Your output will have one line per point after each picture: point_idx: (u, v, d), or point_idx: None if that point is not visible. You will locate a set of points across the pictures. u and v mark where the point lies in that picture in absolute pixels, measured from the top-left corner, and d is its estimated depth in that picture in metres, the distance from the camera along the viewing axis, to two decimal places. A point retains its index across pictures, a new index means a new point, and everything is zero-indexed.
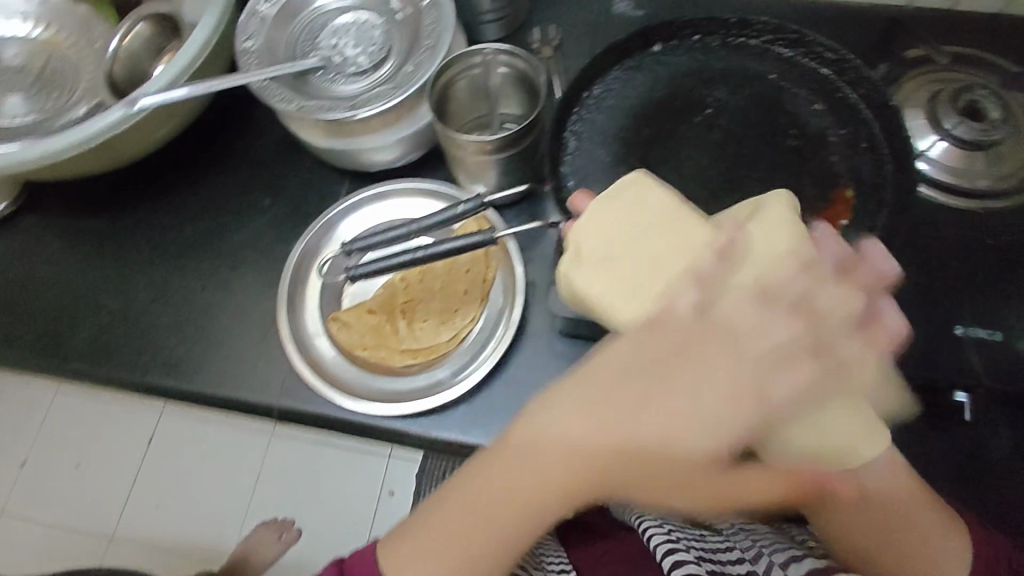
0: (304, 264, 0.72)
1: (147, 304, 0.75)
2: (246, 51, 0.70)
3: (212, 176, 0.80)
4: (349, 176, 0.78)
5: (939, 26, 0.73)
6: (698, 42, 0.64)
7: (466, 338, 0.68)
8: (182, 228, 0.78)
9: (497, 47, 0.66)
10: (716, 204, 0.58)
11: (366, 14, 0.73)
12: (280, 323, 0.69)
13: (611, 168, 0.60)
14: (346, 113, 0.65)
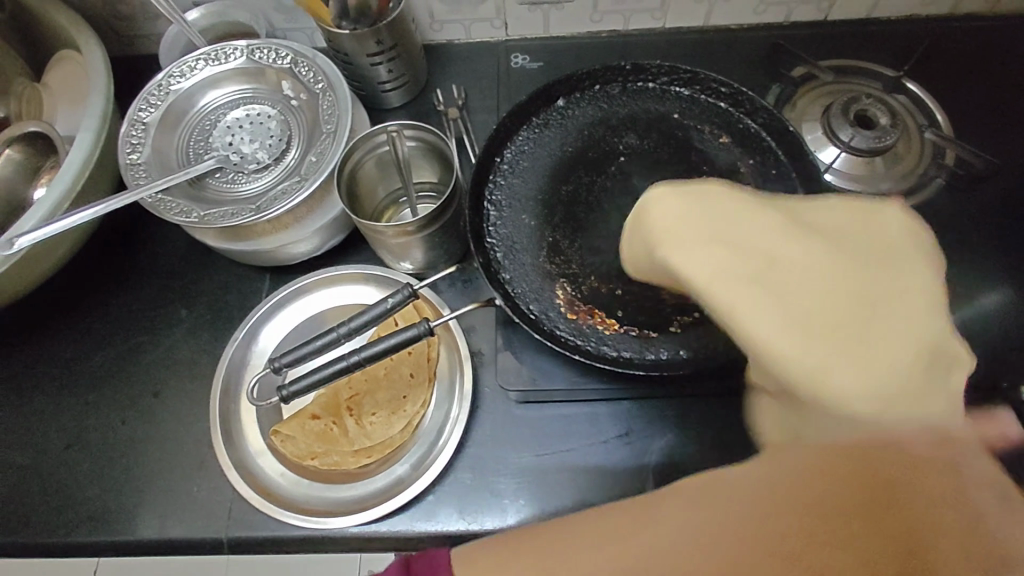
0: (234, 375, 0.67)
1: (61, 451, 0.68)
2: (132, 164, 0.64)
3: (116, 295, 0.74)
4: (269, 272, 0.74)
5: (816, 39, 0.79)
6: (599, 91, 0.64)
7: (421, 424, 0.65)
8: (91, 359, 0.72)
9: (402, 124, 0.64)
10: None
11: (258, 105, 0.70)
12: (217, 448, 0.64)
13: (536, 233, 0.59)
14: (251, 217, 0.62)
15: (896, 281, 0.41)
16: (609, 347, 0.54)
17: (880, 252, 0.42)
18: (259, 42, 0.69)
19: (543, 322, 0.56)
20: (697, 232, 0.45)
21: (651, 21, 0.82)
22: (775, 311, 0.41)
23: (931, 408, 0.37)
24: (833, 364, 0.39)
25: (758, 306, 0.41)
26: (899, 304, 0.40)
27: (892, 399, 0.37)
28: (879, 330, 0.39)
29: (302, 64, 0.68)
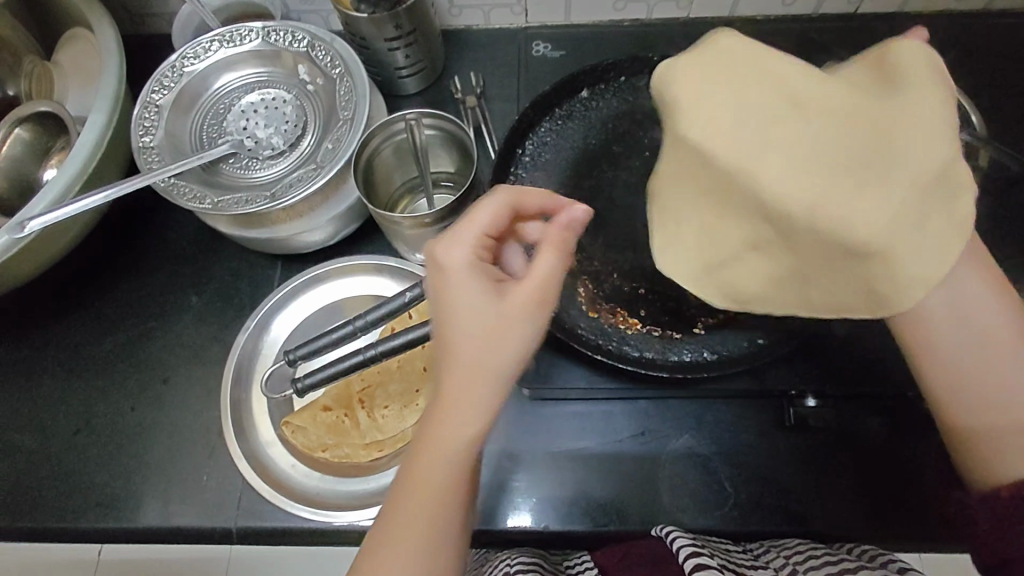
0: (245, 365, 0.66)
1: (69, 436, 0.67)
2: (145, 147, 0.63)
3: (126, 280, 0.73)
4: (280, 261, 0.73)
5: (847, 31, 0.77)
6: (624, 83, 0.62)
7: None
8: (101, 342, 0.71)
9: (421, 112, 0.62)
10: None
11: (273, 89, 0.68)
12: (227, 439, 0.63)
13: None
14: (267, 204, 0.60)
15: (921, 141, 0.39)
16: (630, 346, 0.53)
17: (893, 82, 0.41)
18: (275, 24, 0.68)
19: (563, 320, 0.54)
20: (744, 99, 0.42)
21: (675, 10, 0.80)
22: (788, 154, 0.40)
23: (926, 232, 0.40)
24: (846, 194, 0.39)
25: (770, 150, 0.41)
26: (914, 129, 0.39)
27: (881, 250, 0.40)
28: (900, 164, 0.39)
29: (319, 47, 0.66)
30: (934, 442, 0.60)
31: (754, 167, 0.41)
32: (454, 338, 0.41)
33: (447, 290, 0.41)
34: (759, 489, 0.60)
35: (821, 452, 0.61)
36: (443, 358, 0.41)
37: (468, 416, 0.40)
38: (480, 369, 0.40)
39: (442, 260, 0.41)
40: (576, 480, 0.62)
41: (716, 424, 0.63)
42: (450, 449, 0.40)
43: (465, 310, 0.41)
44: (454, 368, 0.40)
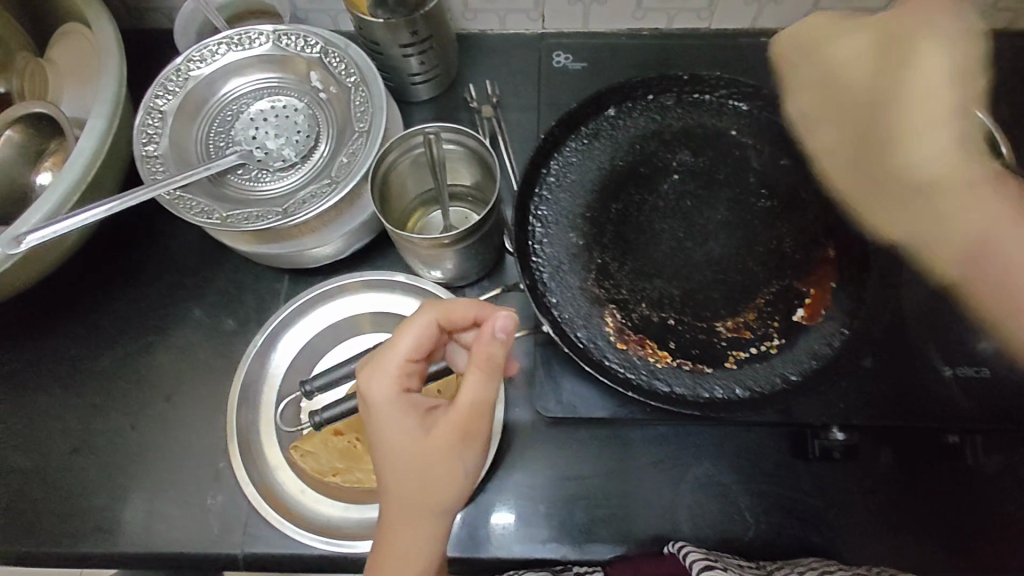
0: (251, 385, 0.64)
1: (66, 455, 0.65)
2: (149, 156, 0.59)
3: (125, 290, 0.70)
4: (287, 273, 0.70)
5: None
6: (652, 100, 0.61)
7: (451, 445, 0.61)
8: (99, 355, 0.68)
9: (441, 126, 0.59)
10: (700, 281, 0.55)
11: (283, 97, 0.65)
12: (234, 464, 0.60)
13: (583, 255, 0.56)
14: (278, 220, 0.57)
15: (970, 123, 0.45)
16: (660, 381, 0.52)
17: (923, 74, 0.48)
18: (286, 27, 0.64)
19: (591, 351, 0.53)
20: (915, 105, 0.47)
21: (696, 20, 0.78)
22: (934, 142, 0.46)
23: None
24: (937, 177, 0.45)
25: (925, 134, 0.47)
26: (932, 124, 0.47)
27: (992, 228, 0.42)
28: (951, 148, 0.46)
29: (333, 54, 0.63)
30: (956, 473, 0.59)
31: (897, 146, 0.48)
32: (390, 461, 0.45)
33: (376, 416, 0.46)
34: (781, 520, 0.59)
35: (843, 482, 0.60)
36: (386, 484, 0.46)
37: (417, 526, 0.45)
38: (416, 493, 0.45)
39: (369, 392, 0.46)
40: (595, 507, 0.60)
41: (737, 452, 0.61)
42: (411, 556, 0.45)
43: (400, 434, 0.45)
44: (389, 494, 0.46)
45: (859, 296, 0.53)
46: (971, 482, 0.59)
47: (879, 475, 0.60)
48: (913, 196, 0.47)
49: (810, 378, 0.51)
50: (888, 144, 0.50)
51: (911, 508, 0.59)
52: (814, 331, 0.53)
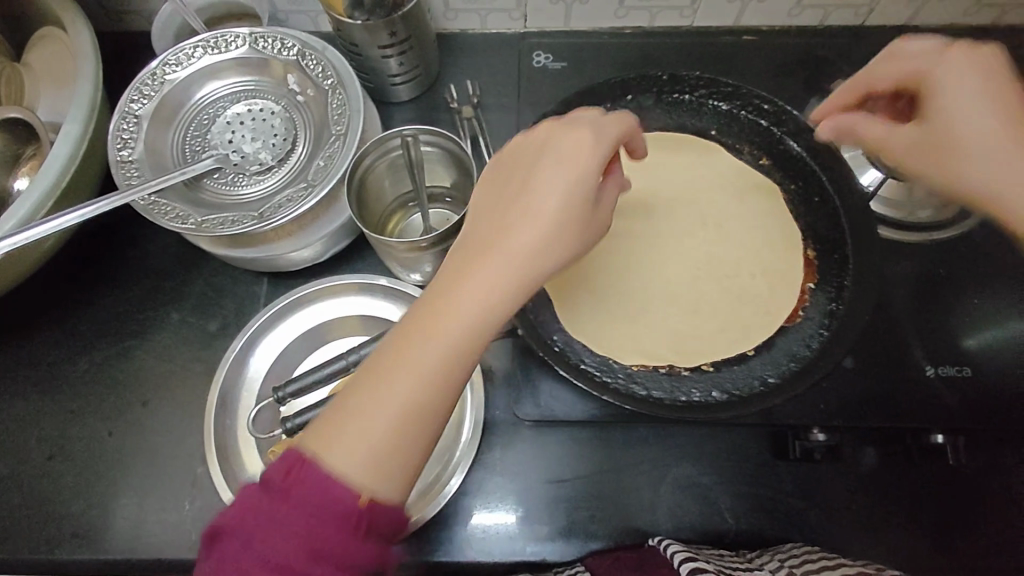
0: (229, 390, 0.63)
1: (42, 462, 0.64)
2: (124, 161, 0.59)
3: (102, 296, 0.69)
4: (266, 277, 0.69)
5: (852, 44, 0.76)
6: (631, 102, 0.63)
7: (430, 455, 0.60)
8: (77, 360, 0.67)
9: (418, 128, 0.59)
10: (676, 288, 0.59)
11: (260, 99, 0.65)
12: (211, 470, 0.59)
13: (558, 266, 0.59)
14: (254, 225, 0.57)
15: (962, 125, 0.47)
16: (638, 384, 0.53)
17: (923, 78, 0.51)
18: (262, 29, 0.64)
19: (567, 354, 0.55)
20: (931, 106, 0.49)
21: (679, 19, 0.78)
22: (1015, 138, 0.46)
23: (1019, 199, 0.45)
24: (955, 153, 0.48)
25: (986, 146, 0.46)
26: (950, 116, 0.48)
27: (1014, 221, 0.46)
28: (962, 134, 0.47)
29: (310, 56, 0.63)
30: (944, 475, 0.58)
31: (954, 160, 0.48)
32: (513, 221, 0.43)
33: (525, 181, 0.44)
34: (762, 521, 0.59)
35: (825, 484, 0.59)
36: (469, 258, 0.42)
37: (454, 326, 0.40)
38: (496, 284, 0.41)
39: (550, 153, 0.44)
40: (575, 509, 0.60)
41: (718, 452, 0.61)
42: (421, 356, 0.40)
43: (534, 203, 0.43)
44: (469, 266, 0.42)
45: (837, 294, 0.55)
46: (960, 484, 0.58)
47: (865, 478, 0.59)
48: (996, 152, 0.46)
49: (787, 379, 0.52)
50: (971, 100, 0.47)
51: (895, 509, 0.58)
52: (792, 333, 0.55)
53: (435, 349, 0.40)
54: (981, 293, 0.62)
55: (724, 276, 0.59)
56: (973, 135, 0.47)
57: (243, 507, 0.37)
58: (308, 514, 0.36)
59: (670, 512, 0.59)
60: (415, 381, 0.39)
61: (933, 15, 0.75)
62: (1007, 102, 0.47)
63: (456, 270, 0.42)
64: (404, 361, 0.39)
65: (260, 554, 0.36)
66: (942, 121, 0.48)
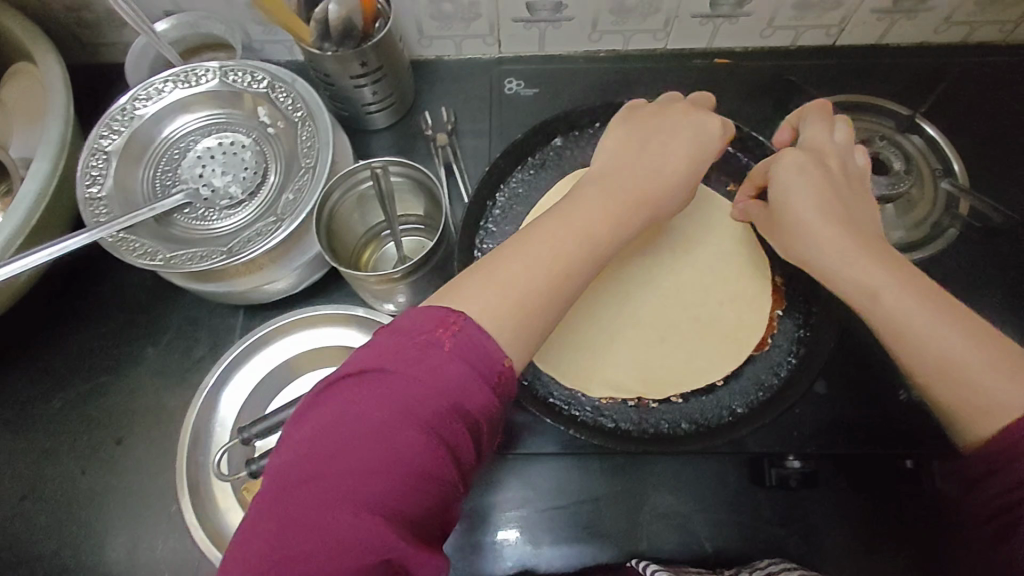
0: (202, 426, 0.62)
1: (15, 502, 0.64)
2: (92, 198, 0.59)
3: (76, 331, 0.69)
4: (242, 309, 0.69)
5: (824, 64, 0.76)
6: (599, 129, 0.63)
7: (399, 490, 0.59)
8: (50, 398, 0.67)
9: (387, 160, 0.59)
10: (647, 316, 0.58)
11: (231, 133, 0.65)
12: (183, 508, 0.58)
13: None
14: (223, 260, 0.57)
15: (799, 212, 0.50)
16: (607, 417, 0.55)
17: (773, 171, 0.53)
18: (232, 62, 0.64)
19: (538, 387, 0.56)
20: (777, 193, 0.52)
21: (652, 42, 0.78)
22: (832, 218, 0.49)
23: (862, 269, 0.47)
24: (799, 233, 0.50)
25: (814, 232, 0.49)
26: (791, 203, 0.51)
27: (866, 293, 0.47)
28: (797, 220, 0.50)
29: (279, 89, 0.63)
30: (921, 498, 0.58)
31: (789, 236, 0.51)
32: (643, 166, 0.50)
33: (644, 139, 0.52)
34: (741, 548, 0.58)
35: (805, 510, 0.59)
36: (601, 179, 0.50)
37: (550, 254, 0.44)
38: (604, 227, 0.47)
39: (685, 128, 0.51)
40: (555, 539, 0.59)
41: (696, 479, 0.60)
42: (522, 276, 0.43)
43: (655, 160, 0.50)
44: (587, 205, 0.47)
45: (804, 323, 0.56)
46: (938, 507, 0.57)
47: (842, 503, 0.58)
48: (821, 229, 0.49)
49: (755, 409, 0.54)
50: (789, 190, 0.50)
51: (872, 534, 0.57)
52: (760, 361, 0.56)
53: (569, 237, 0.45)
54: None
55: (695, 301, 0.59)
56: (801, 213, 0.50)
57: (384, 354, 0.38)
58: (450, 368, 0.37)
59: (649, 541, 0.59)
60: (558, 260, 0.44)
61: (903, 33, 0.75)
62: (830, 186, 0.50)
63: (568, 207, 0.47)
64: (509, 276, 0.43)
65: (391, 403, 0.36)
66: (779, 199, 0.51)
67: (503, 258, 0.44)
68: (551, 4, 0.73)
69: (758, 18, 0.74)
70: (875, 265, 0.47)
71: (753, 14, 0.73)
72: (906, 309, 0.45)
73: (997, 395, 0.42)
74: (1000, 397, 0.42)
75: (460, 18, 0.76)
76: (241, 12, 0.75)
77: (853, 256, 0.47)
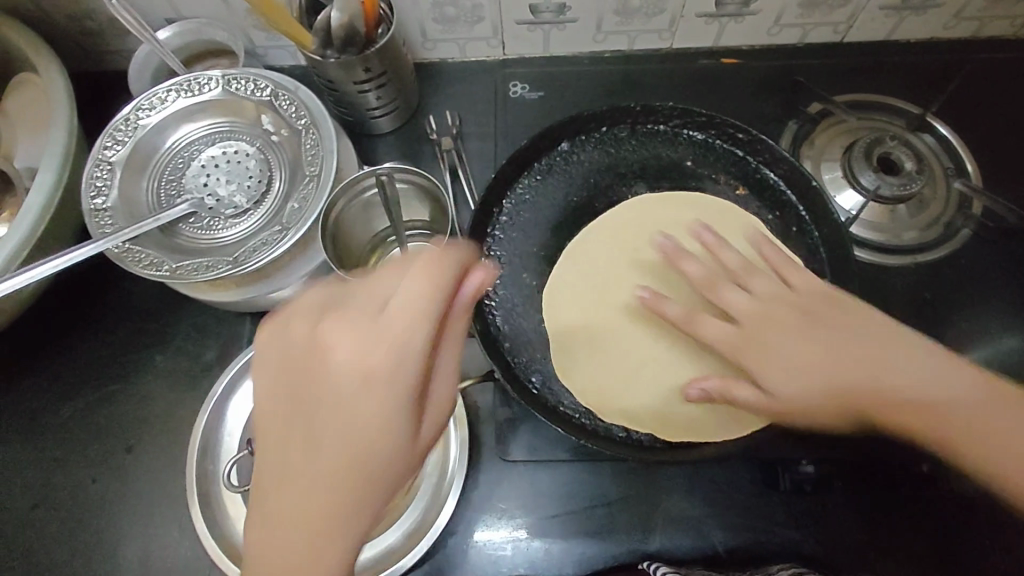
0: (211, 434, 0.63)
1: (26, 511, 0.64)
2: (97, 209, 0.59)
3: (83, 340, 0.69)
4: (248, 315, 0.69)
5: (830, 60, 0.76)
6: (606, 134, 0.62)
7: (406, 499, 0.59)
8: (59, 407, 0.67)
9: (391, 168, 0.58)
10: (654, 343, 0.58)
11: (234, 141, 0.64)
12: (193, 517, 0.59)
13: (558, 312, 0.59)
14: (229, 271, 0.57)
15: (748, 352, 0.52)
16: (617, 426, 0.55)
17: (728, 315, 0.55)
18: (235, 71, 0.63)
19: (547, 395, 0.56)
20: (743, 329, 0.52)
21: (658, 41, 0.77)
22: (757, 330, 0.52)
23: (814, 370, 0.49)
24: (766, 357, 0.51)
25: (778, 375, 0.50)
26: (760, 353, 0.51)
27: (876, 390, 0.47)
28: (749, 357, 0.51)
29: (283, 97, 0.62)
30: (935, 499, 0.57)
31: (772, 378, 0.50)
32: (336, 376, 0.41)
33: (377, 289, 0.43)
34: (753, 551, 0.58)
35: (816, 517, 0.58)
36: (303, 400, 0.42)
37: (320, 485, 0.40)
38: (372, 397, 0.41)
39: (335, 347, 0.42)
40: (566, 547, 0.59)
41: (707, 484, 0.60)
42: (302, 516, 0.39)
43: (386, 301, 0.42)
44: (322, 425, 0.41)
45: None
46: (951, 509, 0.57)
47: (851, 505, 0.58)
48: (845, 357, 0.49)
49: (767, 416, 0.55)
50: (779, 347, 0.50)
51: (885, 536, 0.57)
52: None
53: (306, 475, 0.40)
54: (962, 314, 0.62)
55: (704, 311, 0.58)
56: (819, 400, 0.48)
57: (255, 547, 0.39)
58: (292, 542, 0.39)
59: (662, 545, 0.58)
60: (321, 513, 0.39)
61: (911, 30, 0.74)
62: (814, 344, 0.50)
63: (300, 414, 0.42)
64: (295, 488, 0.40)
65: None
66: (772, 401, 0.50)
67: (274, 484, 0.40)
68: (555, 6, 0.72)
69: (764, 16, 0.73)
70: (808, 370, 0.49)
71: (759, 12, 0.72)
72: (945, 425, 0.45)
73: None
74: None
75: (464, 21, 0.75)
76: (243, 19, 0.75)
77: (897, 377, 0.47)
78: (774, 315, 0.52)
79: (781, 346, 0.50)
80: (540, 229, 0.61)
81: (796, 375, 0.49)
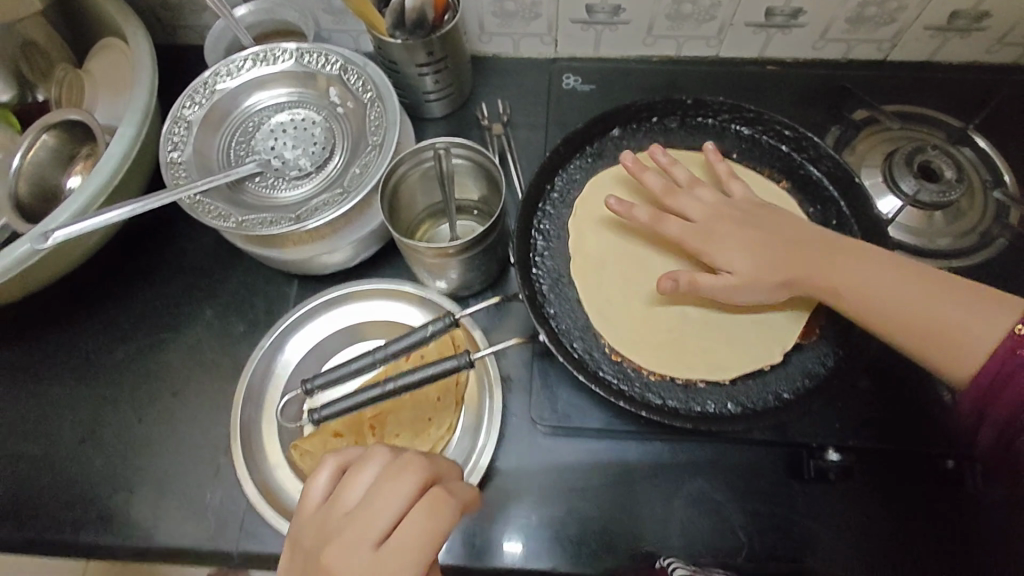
0: (256, 383, 0.65)
1: (75, 446, 0.67)
2: (173, 162, 0.63)
3: (141, 288, 0.73)
4: (296, 278, 0.72)
5: (875, 75, 0.78)
6: (657, 123, 0.66)
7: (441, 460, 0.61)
8: (113, 350, 0.70)
9: (450, 141, 0.61)
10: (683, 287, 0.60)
11: (304, 110, 0.69)
12: (234, 460, 0.61)
13: (578, 254, 0.62)
14: (291, 227, 0.60)
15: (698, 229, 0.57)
16: (653, 394, 0.56)
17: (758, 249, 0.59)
18: (309, 46, 0.68)
19: (587, 361, 0.58)
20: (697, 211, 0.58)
21: (705, 48, 0.80)
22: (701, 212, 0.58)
23: (746, 245, 0.55)
24: (715, 238, 0.56)
25: (725, 244, 0.55)
26: (701, 234, 0.57)
27: (794, 257, 0.54)
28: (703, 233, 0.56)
29: (351, 71, 0.66)
30: (960, 500, 0.58)
31: (717, 252, 0.55)
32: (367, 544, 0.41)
33: (374, 517, 0.42)
34: (773, 541, 0.58)
35: (839, 509, 0.58)
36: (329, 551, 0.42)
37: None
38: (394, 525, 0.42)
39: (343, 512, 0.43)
40: (589, 519, 0.60)
41: (731, 470, 0.61)
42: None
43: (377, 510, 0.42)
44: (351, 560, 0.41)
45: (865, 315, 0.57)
46: (976, 509, 0.58)
47: (873, 499, 0.58)
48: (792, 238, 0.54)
49: (802, 397, 0.55)
50: (732, 242, 0.55)
51: (908, 534, 0.57)
52: (807, 350, 0.57)
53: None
54: None
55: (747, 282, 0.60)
56: (764, 273, 0.54)
57: None
58: None
59: (683, 527, 0.59)
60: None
61: (955, 51, 0.76)
62: (741, 211, 0.57)
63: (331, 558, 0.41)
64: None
65: None
66: (729, 283, 0.54)
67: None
68: (609, 7, 0.76)
69: (812, 29, 0.76)
70: (748, 241, 0.55)
71: (807, 25, 0.75)
72: (881, 301, 0.51)
73: (980, 341, 0.48)
74: (971, 327, 0.48)
75: (521, 17, 0.78)
76: (314, 2, 0.79)
77: (847, 269, 0.52)
78: (724, 215, 0.57)
79: (720, 223, 0.56)
80: (587, 210, 0.63)
81: (742, 246, 0.55)
